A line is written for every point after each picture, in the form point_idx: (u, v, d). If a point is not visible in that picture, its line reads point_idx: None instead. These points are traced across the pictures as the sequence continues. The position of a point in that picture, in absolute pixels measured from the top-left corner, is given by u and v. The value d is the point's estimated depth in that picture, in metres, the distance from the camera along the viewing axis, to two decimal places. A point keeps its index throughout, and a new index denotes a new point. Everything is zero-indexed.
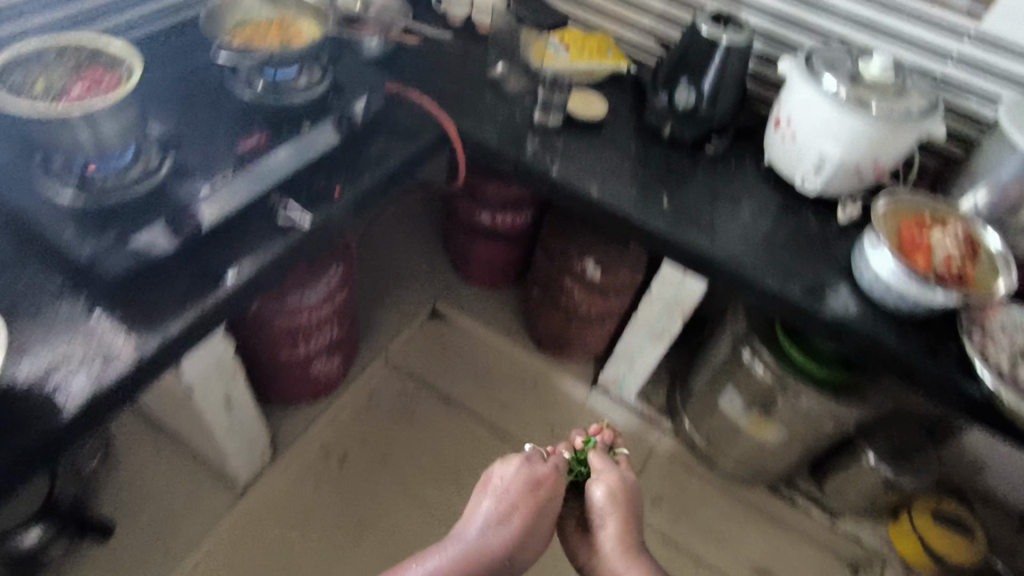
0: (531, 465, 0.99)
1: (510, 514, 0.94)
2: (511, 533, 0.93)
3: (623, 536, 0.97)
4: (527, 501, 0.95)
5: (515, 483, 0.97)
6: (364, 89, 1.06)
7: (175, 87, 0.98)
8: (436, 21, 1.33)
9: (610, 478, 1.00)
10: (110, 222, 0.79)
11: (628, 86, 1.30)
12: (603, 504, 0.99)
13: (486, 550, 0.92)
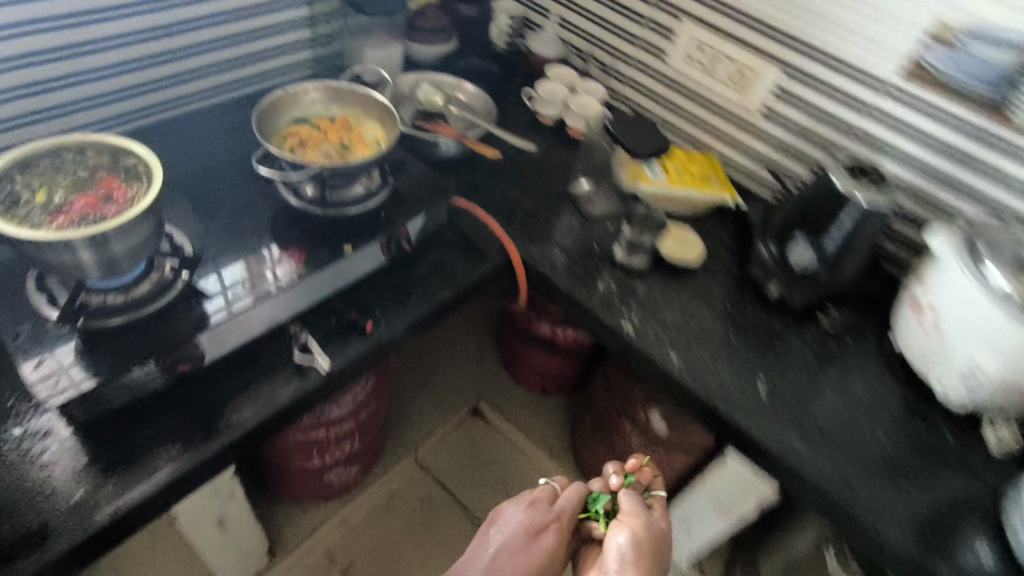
0: (542, 501, 0.84)
1: (510, 556, 0.77)
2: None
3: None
4: (527, 546, 0.78)
5: (520, 526, 0.80)
6: (420, 204, 0.92)
7: (221, 191, 0.90)
8: (524, 123, 1.20)
9: (635, 517, 0.79)
10: (98, 349, 0.69)
11: (732, 223, 1.11)
12: (622, 547, 0.75)
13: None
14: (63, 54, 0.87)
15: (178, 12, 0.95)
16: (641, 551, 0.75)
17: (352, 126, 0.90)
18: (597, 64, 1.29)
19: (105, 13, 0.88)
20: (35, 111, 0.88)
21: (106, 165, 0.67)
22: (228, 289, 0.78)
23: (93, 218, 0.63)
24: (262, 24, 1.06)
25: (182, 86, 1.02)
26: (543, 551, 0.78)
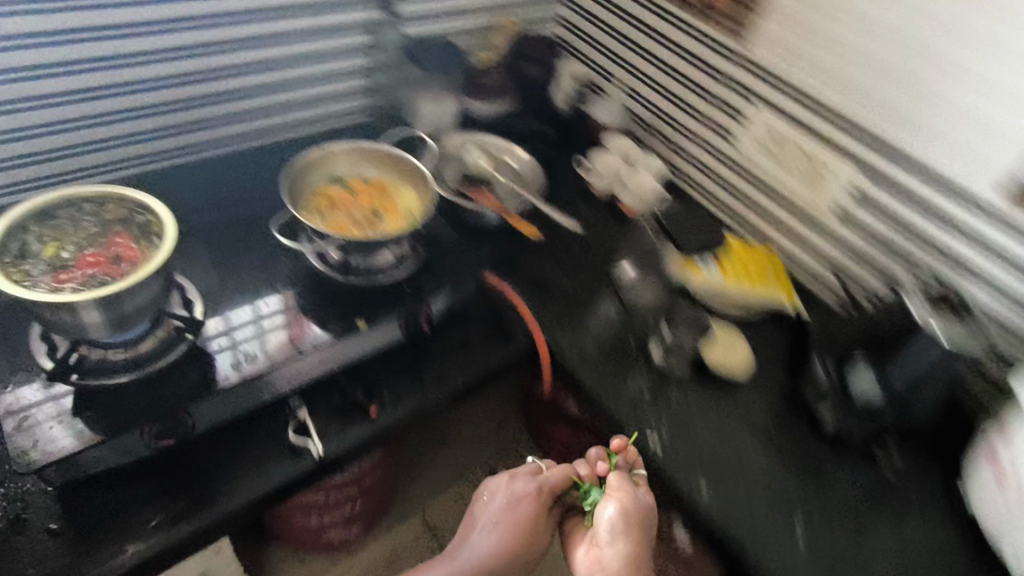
0: (521, 477, 0.86)
1: (493, 527, 0.81)
2: (494, 544, 0.80)
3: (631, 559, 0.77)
4: (513, 515, 0.82)
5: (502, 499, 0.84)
6: (445, 283, 0.89)
7: (248, 245, 0.89)
8: (573, 195, 1.15)
9: (622, 495, 0.81)
10: (86, 409, 0.68)
11: (789, 330, 1.01)
12: (612, 525, 0.79)
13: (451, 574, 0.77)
14: (113, 91, 0.89)
15: (229, 56, 0.96)
16: (631, 519, 0.79)
17: (387, 192, 0.87)
18: (660, 135, 1.21)
19: (158, 55, 0.90)
20: (80, 144, 0.90)
21: (124, 221, 0.65)
22: (251, 322, 0.79)
23: (97, 280, 0.61)
24: (314, 72, 1.07)
25: (231, 128, 1.03)
26: (529, 521, 0.82)
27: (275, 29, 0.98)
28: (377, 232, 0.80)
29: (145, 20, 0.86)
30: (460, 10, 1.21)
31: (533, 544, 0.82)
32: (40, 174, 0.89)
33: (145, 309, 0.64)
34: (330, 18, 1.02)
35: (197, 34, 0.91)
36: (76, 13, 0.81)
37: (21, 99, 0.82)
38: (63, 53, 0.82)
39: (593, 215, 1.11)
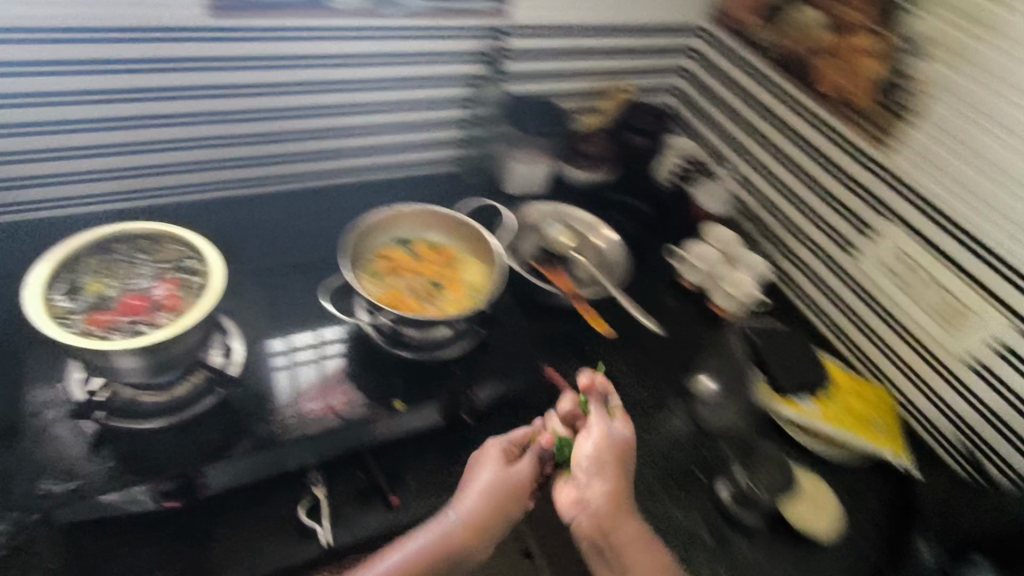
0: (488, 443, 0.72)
1: (463, 495, 0.68)
2: (463, 514, 0.66)
3: (620, 501, 0.69)
4: (481, 483, 0.68)
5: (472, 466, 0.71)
6: (500, 369, 0.81)
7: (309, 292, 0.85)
8: (663, 285, 1.05)
9: (598, 431, 0.72)
10: (106, 451, 0.65)
11: (895, 485, 0.85)
12: (590, 465, 0.70)
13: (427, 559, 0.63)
14: (199, 120, 0.89)
15: (318, 99, 0.95)
16: (614, 457, 0.71)
17: (454, 263, 0.82)
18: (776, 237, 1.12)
19: (249, 91, 0.89)
20: (156, 167, 0.90)
21: (177, 261, 0.62)
22: (314, 359, 0.77)
23: (131, 327, 0.57)
24: (400, 122, 1.05)
25: (319, 164, 1.03)
26: (499, 485, 0.68)
27: (369, 78, 0.97)
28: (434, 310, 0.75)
29: (247, 59, 0.86)
30: (574, 75, 1.15)
31: (507, 515, 0.68)
32: (114, 192, 0.89)
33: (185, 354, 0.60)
34: (426, 72, 1.01)
35: (292, 75, 0.91)
36: (185, 45, 0.81)
37: (123, 118, 0.84)
38: (161, 80, 0.83)
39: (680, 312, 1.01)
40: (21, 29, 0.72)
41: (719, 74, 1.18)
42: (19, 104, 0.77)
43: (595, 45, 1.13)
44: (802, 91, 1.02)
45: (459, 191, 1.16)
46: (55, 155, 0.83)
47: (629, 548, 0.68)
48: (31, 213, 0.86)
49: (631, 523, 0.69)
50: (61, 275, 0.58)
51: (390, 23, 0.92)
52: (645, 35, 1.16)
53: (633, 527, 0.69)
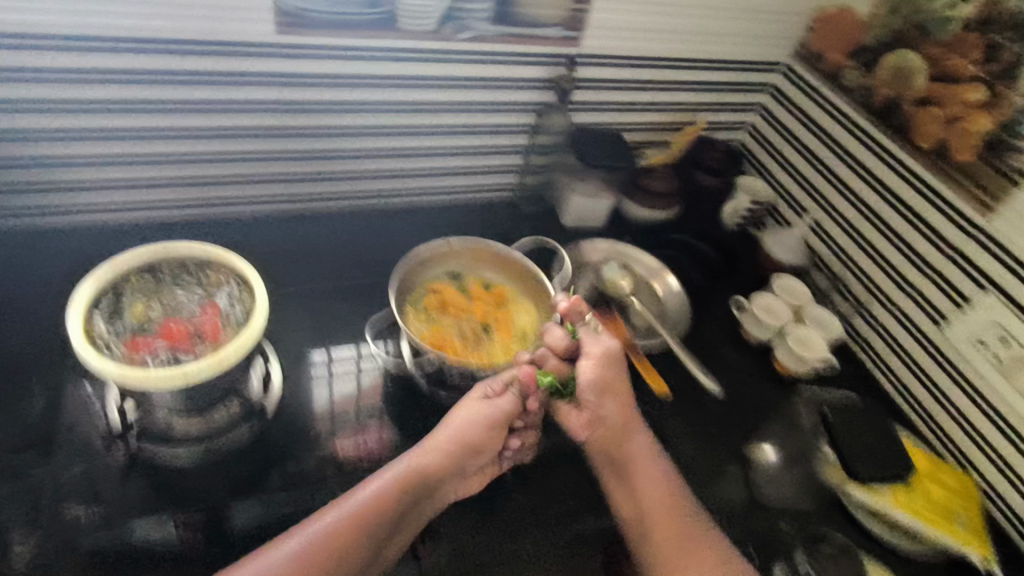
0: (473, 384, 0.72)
1: (444, 429, 0.68)
2: (441, 444, 0.67)
3: (625, 414, 0.73)
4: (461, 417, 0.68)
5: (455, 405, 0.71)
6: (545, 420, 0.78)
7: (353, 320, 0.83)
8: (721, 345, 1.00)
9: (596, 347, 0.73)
10: (135, 477, 0.63)
11: None
12: (596, 381, 0.71)
13: (409, 481, 0.64)
14: (255, 135, 0.87)
15: (377, 120, 0.93)
16: (615, 374, 0.73)
17: (506, 303, 0.80)
18: (851, 295, 1.04)
19: (307, 109, 0.87)
20: (210, 179, 0.89)
21: (220, 287, 0.60)
22: (353, 386, 0.75)
23: (167, 356, 0.55)
24: (459, 147, 1.02)
25: (375, 183, 1.01)
26: (479, 420, 0.68)
27: (430, 101, 0.93)
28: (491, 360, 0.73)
29: (309, 78, 0.84)
30: (644, 107, 1.10)
31: (484, 450, 0.68)
32: (167, 201, 0.89)
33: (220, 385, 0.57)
34: (490, 97, 0.97)
35: (353, 96, 0.88)
36: (248, 61, 0.79)
37: (187, 128, 0.83)
38: (221, 94, 0.81)
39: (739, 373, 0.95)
40: (88, 38, 0.71)
41: (801, 115, 1.11)
42: (88, 111, 0.76)
43: (669, 78, 1.07)
44: (897, 142, 0.94)
45: (513, 220, 1.12)
46: (111, 163, 0.82)
47: (640, 471, 0.70)
48: (86, 219, 0.86)
49: (641, 446, 0.72)
50: (107, 296, 0.56)
51: (458, 48, 0.88)
52: (722, 70, 1.10)
53: (642, 449, 0.72)
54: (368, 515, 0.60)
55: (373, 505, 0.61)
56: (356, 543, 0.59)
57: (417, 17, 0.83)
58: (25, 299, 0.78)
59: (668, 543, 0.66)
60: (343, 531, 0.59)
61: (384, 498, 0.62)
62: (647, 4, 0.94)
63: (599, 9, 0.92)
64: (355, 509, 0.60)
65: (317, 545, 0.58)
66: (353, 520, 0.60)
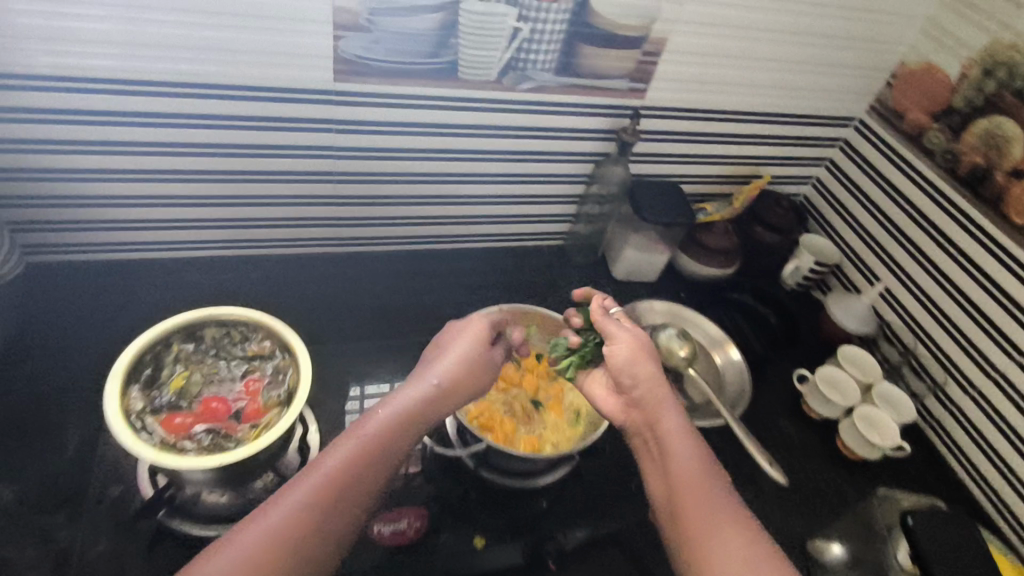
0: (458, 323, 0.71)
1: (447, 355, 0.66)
2: (451, 366, 0.64)
3: (656, 390, 0.64)
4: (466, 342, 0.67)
5: (446, 337, 0.69)
6: (601, 503, 0.72)
7: None
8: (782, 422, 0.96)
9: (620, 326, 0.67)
10: (161, 557, 0.58)
11: None
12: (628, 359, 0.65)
13: (418, 407, 0.60)
14: (305, 178, 0.84)
15: (429, 167, 0.89)
16: (643, 356, 0.66)
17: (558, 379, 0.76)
18: (927, 378, 0.98)
19: (358, 155, 0.84)
20: (254, 221, 0.87)
21: (263, 359, 0.57)
22: None
23: (206, 433, 0.52)
24: (512, 194, 0.98)
25: (421, 227, 0.98)
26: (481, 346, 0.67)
27: (484, 149, 0.90)
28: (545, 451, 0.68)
29: (361, 124, 0.81)
30: (705, 160, 1.05)
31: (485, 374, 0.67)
32: (213, 240, 0.87)
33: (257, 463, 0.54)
34: (545, 147, 0.93)
35: (405, 142, 0.85)
36: (302, 106, 0.77)
37: (239, 170, 0.80)
38: (271, 138, 0.78)
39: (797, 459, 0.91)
40: (141, 80, 0.69)
41: (874, 175, 1.04)
42: (141, 152, 0.74)
43: (734, 131, 1.02)
44: (986, 213, 0.87)
45: (560, 270, 1.08)
46: (155, 204, 0.80)
47: (671, 440, 0.62)
48: (125, 257, 0.84)
49: (673, 415, 0.63)
50: (145, 363, 0.54)
51: (517, 98, 0.85)
52: (791, 124, 1.04)
53: (674, 418, 0.63)
54: (363, 461, 0.55)
55: (367, 449, 0.56)
56: (350, 491, 0.54)
57: (479, 67, 0.79)
58: (58, 342, 0.75)
59: (705, 521, 0.56)
60: (337, 481, 0.53)
61: (382, 437, 0.57)
62: (719, 57, 0.89)
63: (667, 61, 0.87)
64: (351, 457, 0.55)
65: (310, 500, 0.52)
66: (346, 467, 0.54)
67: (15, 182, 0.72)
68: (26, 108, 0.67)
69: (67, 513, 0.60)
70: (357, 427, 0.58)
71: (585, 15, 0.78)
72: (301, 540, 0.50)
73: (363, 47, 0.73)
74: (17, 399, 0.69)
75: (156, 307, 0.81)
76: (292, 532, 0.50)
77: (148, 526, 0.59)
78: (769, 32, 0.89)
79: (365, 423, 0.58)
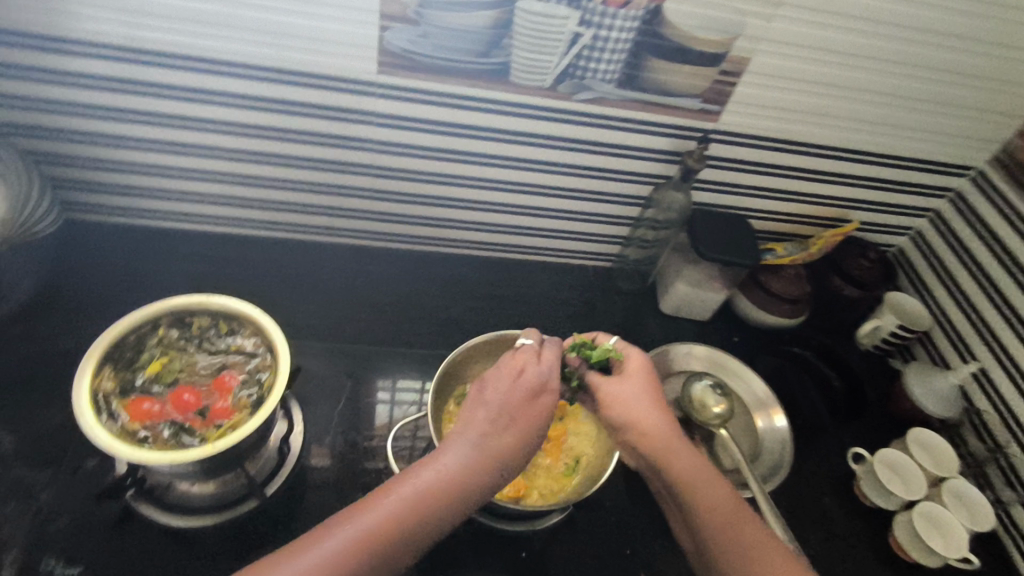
0: (515, 368, 0.59)
1: (512, 418, 0.56)
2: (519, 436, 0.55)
3: (663, 421, 0.60)
4: (534, 407, 0.57)
5: (507, 387, 0.58)
6: (593, 563, 0.65)
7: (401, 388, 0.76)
8: (826, 503, 0.84)
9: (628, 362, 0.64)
10: (124, 537, 0.58)
11: None
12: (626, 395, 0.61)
13: (478, 479, 0.52)
14: (347, 169, 0.82)
15: (472, 169, 0.85)
16: (643, 391, 0.62)
17: (560, 420, 0.71)
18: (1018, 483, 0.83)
19: (400, 150, 0.81)
20: (291, 204, 0.86)
21: (243, 354, 0.56)
22: (379, 468, 0.68)
23: (171, 427, 0.51)
24: (562, 208, 0.92)
25: (465, 230, 0.94)
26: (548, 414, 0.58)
27: (533, 157, 0.84)
28: (530, 501, 0.64)
29: (404, 119, 0.77)
30: (782, 195, 0.94)
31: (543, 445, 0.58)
32: (255, 218, 0.87)
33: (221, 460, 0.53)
34: (600, 163, 0.86)
35: (449, 141, 0.80)
36: (344, 96, 0.73)
37: (282, 156, 0.79)
38: (311, 124, 0.76)
39: (832, 551, 0.80)
40: (184, 58, 0.68)
41: (988, 239, 0.89)
42: (186, 127, 0.75)
43: (821, 168, 0.90)
44: None
45: (603, 293, 1.01)
46: (197, 176, 0.81)
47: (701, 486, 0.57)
48: (167, 223, 0.87)
49: (690, 454, 0.59)
50: (123, 352, 0.53)
51: (572, 107, 0.78)
52: (893, 167, 0.91)
53: (686, 456, 0.58)
54: (409, 520, 0.48)
55: (416, 508, 0.49)
56: (391, 550, 0.47)
57: (533, 72, 0.73)
58: (88, 301, 0.78)
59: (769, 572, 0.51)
60: (378, 534, 0.47)
61: (432, 500, 0.49)
62: (812, 85, 0.78)
63: (749, 83, 0.77)
64: (395, 514, 0.48)
65: (343, 552, 0.45)
66: (387, 523, 0.47)
67: (68, 143, 0.75)
68: (76, 73, 0.68)
69: (55, 472, 0.61)
70: (398, 478, 0.51)
71: (657, 25, 0.69)
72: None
73: (409, 40, 0.68)
74: (41, 351, 0.72)
75: (191, 279, 0.84)
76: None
77: (119, 504, 0.60)
78: (879, 62, 0.76)
79: (411, 476, 0.51)
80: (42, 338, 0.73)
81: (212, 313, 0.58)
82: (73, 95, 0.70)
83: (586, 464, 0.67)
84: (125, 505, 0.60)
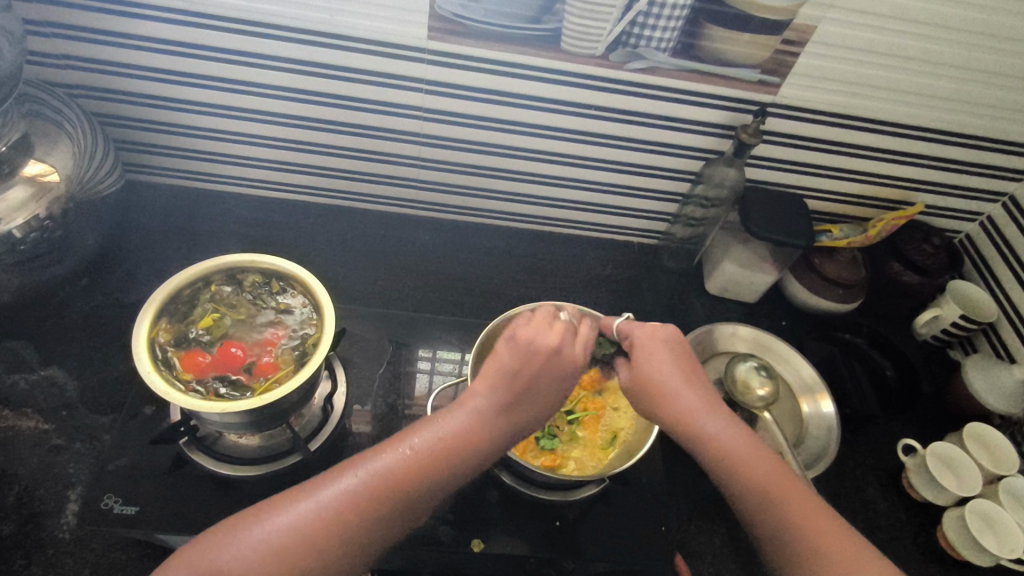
0: (538, 339, 0.56)
1: (526, 382, 0.54)
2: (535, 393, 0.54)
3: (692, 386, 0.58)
4: (550, 370, 0.55)
5: (531, 361, 0.55)
6: (622, 535, 0.65)
7: (441, 356, 0.77)
8: (873, 494, 0.82)
9: (638, 332, 0.61)
10: (177, 480, 0.61)
11: None
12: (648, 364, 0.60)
13: (486, 433, 0.52)
14: (393, 137, 0.82)
15: (520, 141, 0.83)
16: (671, 360, 0.60)
17: (601, 393, 0.71)
18: None
19: (450, 119, 0.80)
20: (340, 171, 0.87)
21: (291, 312, 0.58)
22: None
23: (224, 378, 0.54)
24: (611, 182, 0.90)
25: (512, 203, 0.94)
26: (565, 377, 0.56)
27: (582, 129, 0.82)
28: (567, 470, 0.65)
29: (455, 88, 0.76)
30: (841, 174, 0.89)
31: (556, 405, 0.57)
32: (307, 183, 0.89)
33: (272, 410, 0.55)
34: (650, 136, 0.83)
35: (496, 112, 0.79)
36: (393, 61, 0.73)
37: (334, 122, 0.80)
38: (361, 91, 0.76)
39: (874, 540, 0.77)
40: (237, 21, 0.68)
41: None
42: (240, 91, 0.76)
43: (885, 146, 0.85)
44: None
45: (648, 271, 0.99)
46: (252, 141, 0.83)
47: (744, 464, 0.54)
48: (223, 187, 0.90)
49: (724, 425, 0.56)
50: (176, 308, 0.55)
51: (624, 77, 0.75)
52: (968, 147, 0.85)
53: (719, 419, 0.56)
54: (417, 464, 0.50)
55: (430, 460, 0.50)
56: (403, 494, 0.49)
57: (585, 38, 0.70)
58: (145, 257, 0.82)
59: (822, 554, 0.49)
60: (393, 478, 0.49)
61: (447, 447, 0.51)
62: (879, 57, 0.73)
63: (811, 53, 0.73)
64: (408, 458, 0.50)
65: (364, 490, 0.48)
66: (407, 465, 0.50)
67: (133, 106, 0.78)
68: (136, 36, 0.70)
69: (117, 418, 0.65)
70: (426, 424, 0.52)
71: None
72: (346, 533, 0.47)
73: (461, 4, 0.67)
74: (107, 305, 0.76)
75: (245, 240, 0.87)
76: (342, 519, 0.47)
77: (171, 451, 0.63)
78: (959, 33, 0.70)
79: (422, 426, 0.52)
80: (107, 292, 0.78)
81: (258, 270, 0.59)
82: (135, 58, 0.72)
83: (622, 437, 0.68)
84: (177, 453, 0.63)
